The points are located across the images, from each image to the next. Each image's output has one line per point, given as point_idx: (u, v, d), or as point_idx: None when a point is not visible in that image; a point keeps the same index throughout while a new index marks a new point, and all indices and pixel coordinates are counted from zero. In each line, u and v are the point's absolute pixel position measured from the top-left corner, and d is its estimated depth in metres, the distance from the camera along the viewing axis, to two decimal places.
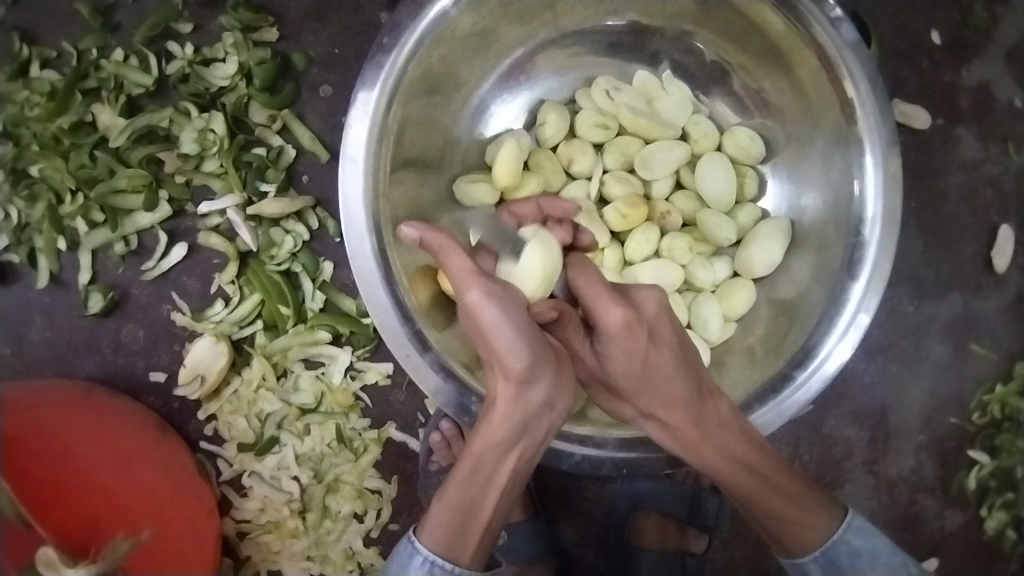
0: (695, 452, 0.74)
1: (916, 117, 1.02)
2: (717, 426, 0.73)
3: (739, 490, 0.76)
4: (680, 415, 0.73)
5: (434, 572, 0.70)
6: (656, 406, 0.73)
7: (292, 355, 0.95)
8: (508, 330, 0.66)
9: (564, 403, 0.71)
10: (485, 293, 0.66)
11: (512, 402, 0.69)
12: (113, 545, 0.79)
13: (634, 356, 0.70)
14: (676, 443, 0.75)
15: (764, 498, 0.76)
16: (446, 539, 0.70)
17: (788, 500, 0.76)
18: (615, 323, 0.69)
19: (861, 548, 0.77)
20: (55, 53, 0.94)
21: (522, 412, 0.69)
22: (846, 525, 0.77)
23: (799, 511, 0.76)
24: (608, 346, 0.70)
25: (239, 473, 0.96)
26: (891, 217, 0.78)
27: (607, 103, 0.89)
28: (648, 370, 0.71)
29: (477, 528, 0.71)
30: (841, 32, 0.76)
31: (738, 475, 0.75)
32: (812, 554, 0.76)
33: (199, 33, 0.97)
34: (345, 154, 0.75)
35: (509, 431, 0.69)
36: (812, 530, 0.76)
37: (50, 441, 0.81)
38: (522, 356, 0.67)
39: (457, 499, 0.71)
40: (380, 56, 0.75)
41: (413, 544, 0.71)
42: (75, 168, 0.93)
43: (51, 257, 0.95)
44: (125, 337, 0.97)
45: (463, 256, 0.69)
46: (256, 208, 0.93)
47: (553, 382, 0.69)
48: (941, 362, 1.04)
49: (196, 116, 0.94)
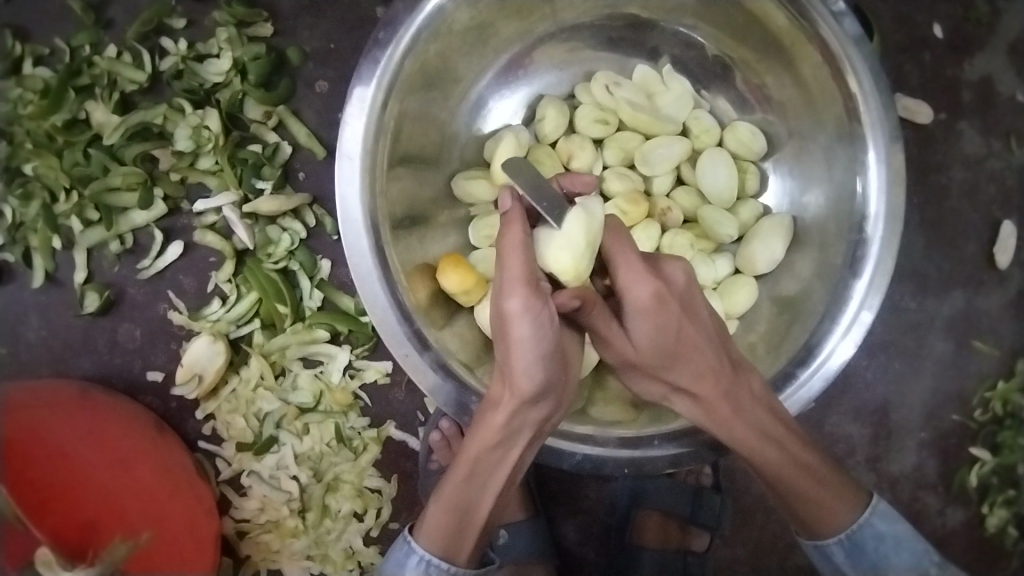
0: (726, 428, 0.73)
1: (919, 111, 1.01)
2: (750, 399, 0.73)
3: (769, 467, 0.75)
4: (711, 388, 0.72)
5: (428, 571, 0.72)
6: (688, 378, 0.73)
7: (290, 354, 0.95)
8: (533, 349, 0.64)
9: (557, 411, 0.72)
10: (530, 304, 0.62)
11: (514, 416, 0.68)
12: (112, 548, 0.79)
13: (667, 329, 0.70)
14: (706, 419, 0.74)
15: (794, 475, 0.74)
16: (441, 540, 0.71)
17: (815, 479, 0.75)
18: (647, 296, 0.68)
19: (885, 533, 0.76)
20: (48, 50, 0.93)
21: (521, 424, 0.69)
22: (871, 508, 0.76)
23: (827, 491, 0.75)
24: (638, 321, 0.70)
25: (238, 473, 0.96)
26: (895, 214, 0.77)
27: (607, 99, 0.88)
28: (679, 343, 0.71)
29: (473, 529, 0.72)
30: (844, 27, 0.75)
31: (768, 450, 0.74)
32: (839, 536, 0.75)
33: (193, 28, 0.96)
34: (342, 152, 0.74)
35: (507, 440, 0.69)
36: (836, 511, 0.75)
37: (45, 443, 0.80)
38: (537, 376, 0.66)
39: (453, 502, 0.71)
40: (376, 52, 0.74)
41: (409, 544, 0.72)
42: (69, 166, 0.92)
43: (46, 256, 0.94)
44: (121, 336, 0.97)
45: (522, 254, 0.63)
46: (253, 206, 0.91)
47: (555, 396, 0.70)
48: (943, 358, 1.03)
49: (190, 113, 0.93)
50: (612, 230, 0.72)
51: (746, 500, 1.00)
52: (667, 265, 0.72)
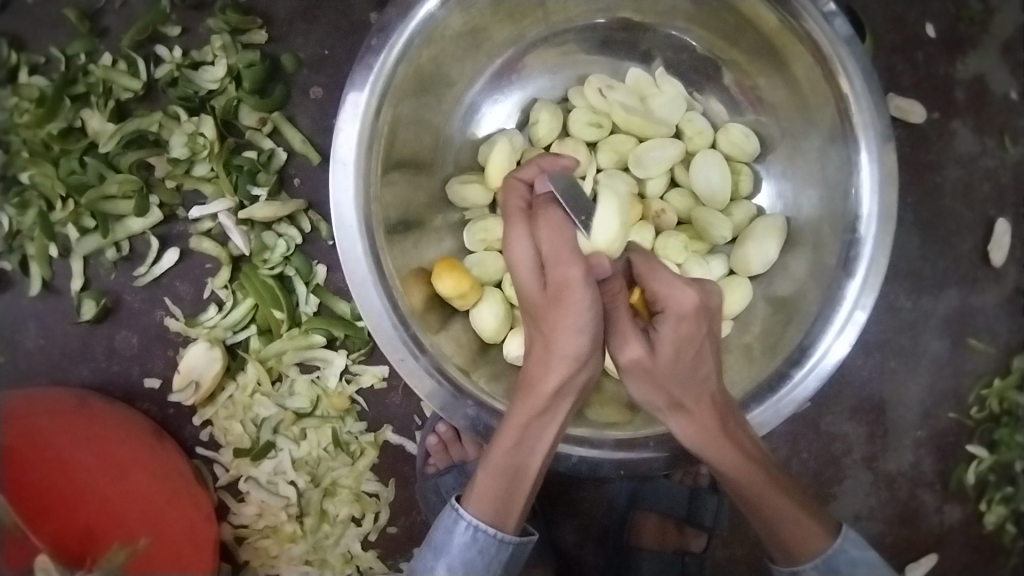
0: (719, 446, 0.72)
1: (912, 111, 1.01)
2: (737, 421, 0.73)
3: (750, 487, 0.74)
4: (711, 403, 0.72)
5: (476, 538, 0.71)
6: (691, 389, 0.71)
7: (287, 359, 0.95)
8: (590, 315, 0.67)
9: (597, 370, 0.73)
10: (586, 274, 0.66)
11: (567, 378, 0.69)
12: (109, 555, 0.79)
13: (690, 344, 0.70)
14: (697, 434, 0.72)
15: (769, 493, 0.74)
16: (490, 504, 0.71)
17: (790, 498, 0.74)
18: (691, 305, 0.69)
19: (859, 558, 0.74)
20: (43, 59, 0.94)
21: (570, 386, 0.70)
22: (845, 535, 0.75)
23: (801, 514, 0.74)
24: (670, 326, 0.69)
25: (236, 478, 0.96)
26: (887, 214, 0.77)
27: (601, 102, 0.88)
28: (694, 361, 0.71)
29: (522, 492, 0.72)
30: (835, 27, 0.75)
31: (749, 469, 0.74)
32: (814, 562, 0.73)
33: (187, 36, 0.96)
34: (336, 157, 0.74)
35: (557, 402, 0.70)
36: (811, 537, 0.74)
37: (43, 449, 0.80)
38: (588, 337, 0.68)
39: (502, 468, 0.71)
40: (369, 58, 0.75)
41: (457, 511, 0.71)
42: (65, 174, 0.92)
43: (43, 264, 0.94)
44: (118, 343, 0.97)
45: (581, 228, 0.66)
46: (248, 213, 0.92)
47: (599, 357, 0.71)
48: (939, 356, 1.04)
49: (185, 121, 0.93)
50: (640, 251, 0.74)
51: None
52: (709, 292, 0.72)
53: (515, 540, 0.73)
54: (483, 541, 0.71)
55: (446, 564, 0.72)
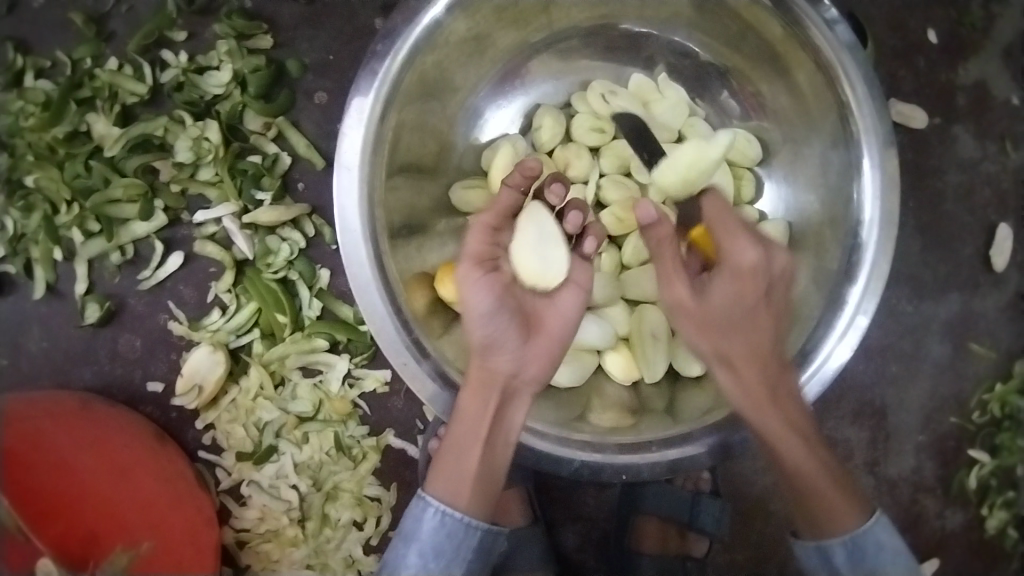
0: (758, 406, 0.75)
1: (913, 116, 1.02)
2: (787, 393, 0.75)
3: (788, 457, 0.77)
4: (755, 367, 0.75)
5: (445, 522, 0.70)
6: (736, 344, 0.75)
7: (290, 363, 0.95)
8: (482, 305, 0.72)
9: (531, 369, 0.75)
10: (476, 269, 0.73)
11: (477, 367, 0.74)
12: (112, 558, 0.79)
13: (743, 300, 0.74)
14: (738, 392, 0.76)
15: (804, 465, 0.76)
16: (447, 483, 0.72)
17: (824, 471, 0.76)
18: (747, 261, 0.73)
19: (885, 542, 0.76)
20: (49, 63, 0.95)
21: (487, 376, 0.74)
22: (874, 519, 0.76)
23: (832, 488, 0.76)
24: (725, 282, 0.74)
25: (238, 482, 0.96)
26: (889, 219, 0.77)
27: (603, 108, 0.89)
28: (749, 317, 0.75)
29: (474, 475, 0.72)
30: (836, 33, 0.76)
31: (791, 440, 0.76)
32: (841, 539, 0.75)
33: (193, 41, 0.97)
34: (340, 162, 0.75)
35: (477, 394, 0.73)
36: (839, 511, 0.76)
37: (45, 452, 0.80)
38: (488, 327, 0.73)
39: (449, 450, 0.73)
40: (374, 63, 0.75)
41: (422, 497, 0.72)
42: (70, 178, 0.93)
43: (47, 267, 0.95)
44: (122, 346, 0.97)
45: (478, 235, 0.74)
46: (252, 218, 0.93)
47: (516, 346, 0.74)
48: (941, 361, 1.04)
49: (190, 125, 0.94)
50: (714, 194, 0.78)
51: (744, 503, 1.00)
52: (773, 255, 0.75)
53: (485, 526, 0.72)
54: (452, 525, 0.71)
55: (418, 550, 0.71)
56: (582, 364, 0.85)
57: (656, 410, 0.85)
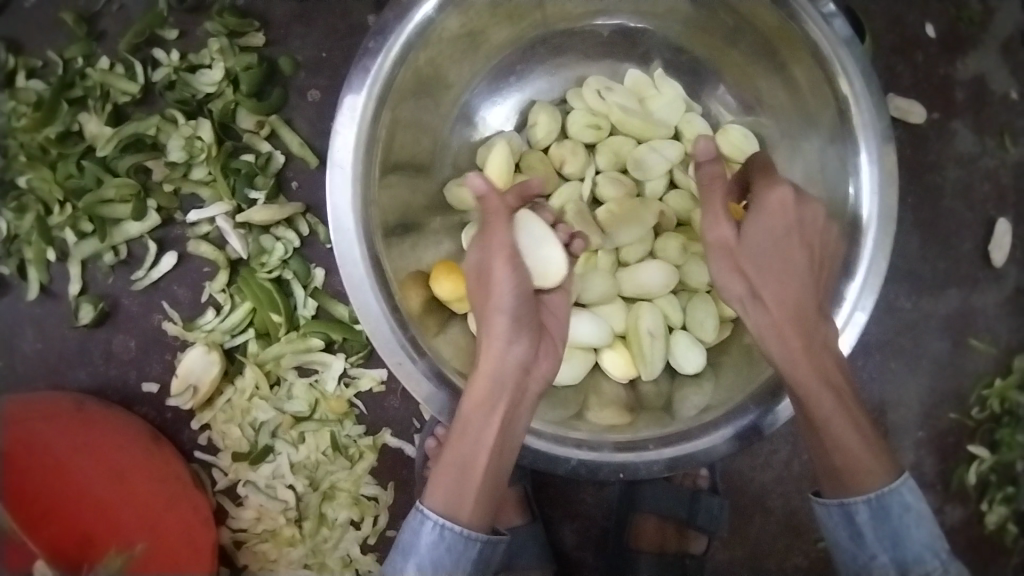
0: (791, 346, 0.74)
1: (911, 111, 1.01)
2: (823, 346, 0.74)
3: (817, 409, 0.73)
4: (790, 311, 0.75)
5: (443, 536, 0.69)
6: (773, 286, 0.76)
7: (285, 363, 0.94)
8: (508, 289, 0.74)
9: (539, 369, 0.76)
10: (496, 254, 0.74)
11: (494, 359, 0.73)
12: (106, 561, 0.78)
13: (778, 235, 0.76)
14: (769, 327, 0.76)
15: (832, 418, 0.73)
16: (445, 496, 0.70)
17: (852, 429, 0.73)
18: (774, 200, 0.76)
19: (912, 504, 0.72)
20: (41, 63, 0.94)
21: (504, 371, 0.73)
22: (902, 479, 0.72)
23: (858, 445, 0.73)
24: (763, 219, 0.76)
25: (235, 482, 0.96)
26: (888, 215, 0.76)
27: (599, 103, 0.88)
28: (780, 257, 0.76)
29: (476, 485, 0.71)
30: (834, 28, 0.75)
31: (819, 390, 0.73)
32: (866, 495, 0.72)
33: (185, 39, 0.96)
34: (333, 161, 0.74)
35: (493, 388, 0.72)
36: (864, 472, 0.72)
37: (43, 454, 0.80)
38: (509, 312, 0.74)
39: (451, 459, 0.71)
40: (366, 61, 0.74)
41: (421, 511, 0.70)
42: (62, 178, 0.92)
43: (41, 268, 0.94)
44: (116, 347, 0.97)
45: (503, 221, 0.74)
46: (245, 216, 0.92)
47: (528, 340, 0.75)
48: (940, 357, 1.03)
49: (182, 124, 0.93)
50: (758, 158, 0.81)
51: (742, 501, 1.00)
52: (806, 204, 0.76)
53: (484, 537, 0.70)
54: (450, 539, 0.69)
55: (416, 563, 0.69)
56: (580, 362, 0.85)
57: (655, 408, 0.84)
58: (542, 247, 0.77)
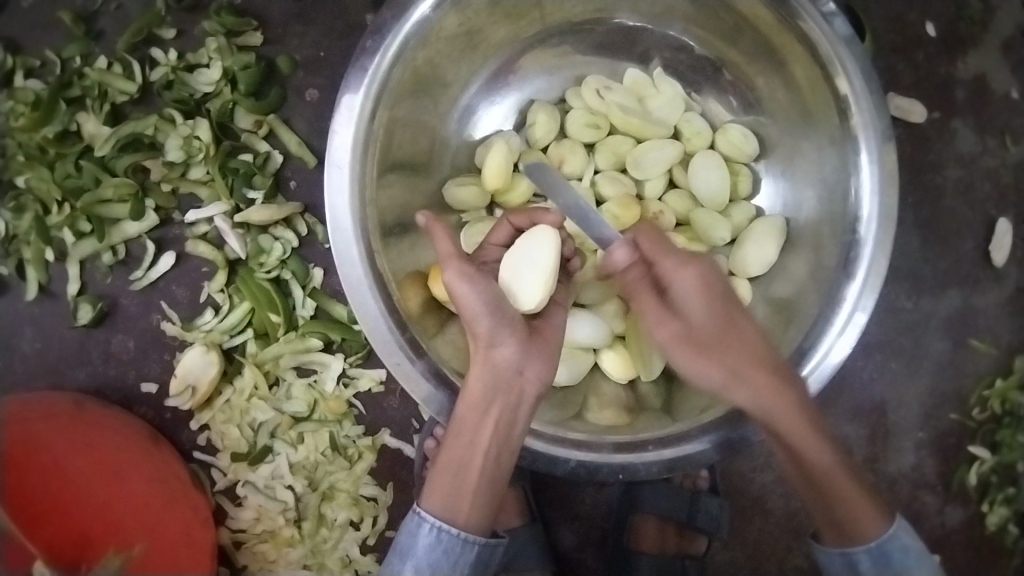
0: (784, 408, 0.71)
1: (911, 111, 1.00)
2: (801, 388, 0.73)
3: (812, 459, 0.73)
4: (767, 366, 0.72)
5: (440, 539, 0.69)
6: (739, 354, 0.73)
7: (284, 363, 0.94)
8: (478, 300, 0.69)
9: (533, 369, 0.73)
10: (461, 271, 0.69)
11: (482, 365, 0.71)
12: (105, 561, 0.79)
13: (713, 304, 0.73)
14: (764, 399, 0.72)
15: (833, 470, 0.73)
16: (442, 500, 0.70)
17: (851, 479, 0.73)
18: (695, 274, 0.72)
19: (910, 545, 0.73)
20: (39, 62, 0.93)
21: (494, 376, 0.71)
22: (897, 522, 0.74)
23: (858, 493, 0.73)
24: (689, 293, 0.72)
25: (234, 483, 0.95)
26: (888, 214, 0.76)
27: (598, 103, 0.88)
28: (727, 331, 0.73)
29: (472, 488, 0.71)
30: (835, 27, 0.74)
31: (811, 440, 0.73)
32: (869, 543, 0.72)
33: (182, 38, 0.96)
34: (331, 161, 0.74)
35: (483, 393, 0.71)
36: (868, 516, 0.73)
37: (40, 455, 0.80)
38: (488, 319, 0.70)
39: (448, 462, 0.71)
40: (363, 60, 0.74)
41: (418, 514, 0.70)
42: (60, 178, 0.92)
43: (39, 268, 0.94)
44: (115, 348, 0.96)
45: (450, 239, 0.70)
46: (244, 216, 0.92)
47: (518, 340, 0.72)
48: (941, 357, 1.03)
49: (180, 123, 0.93)
50: (642, 229, 0.73)
51: (742, 502, 1.00)
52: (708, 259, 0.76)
53: (482, 541, 0.71)
54: (447, 542, 0.69)
55: (413, 565, 0.70)
56: (578, 363, 0.84)
57: (654, 409, 0.84)
58: (529, 273, 0.74)
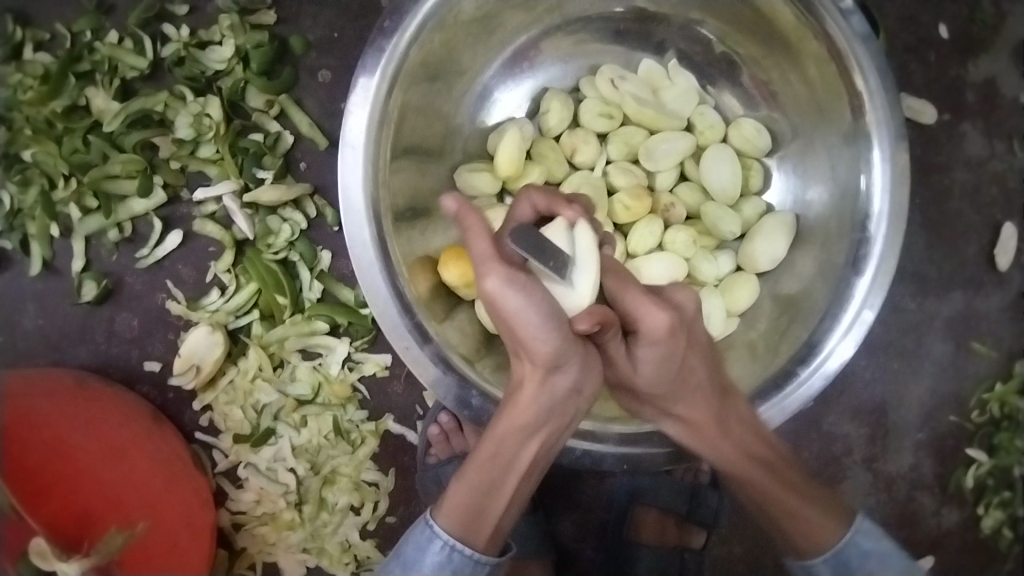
0: (717, 445, 0.74)
1: (923, 112, 1.00)
2: (738, 421, 0.73)
3: (752, 480, 0.75)
4: (701, 411, 0.73)
5: (451, 559, 0.67)
6: (678, 403, 0.73)
7: (289, 345, 0.94)
8: (537, 317, 0.62)
9: (591, 388, 0.69)
10: (508, 278, 0.61)
11: (541, 386, 0.66)
12: (107, 538, 0.78)
13: (671, 361, 0.69)
14: (696, 437, 0.74)
15: (777, 495, 0.74)
16: (463, 520, 0.68)
17: (800, 496, 0.74)
18: (661, 326, 0.66)
19: (870, 550, 0.74)
20: (48, 36, 0.92)
21: (554, 399, 0.67)
22: (856, 527, 0.74)
23: (811, 510, 0.74)
24: (648, 350, 0.68)
25: (235, 464, 0.95)
26: (898, 213, 0.76)
27: (612, 93, 0.87)
28: (682, 374, 0.70)
29: (499, 509, 0.69)
30: (851, 24, 0.74)
31: (748, 466, 0.74)
32: (824, 555, 0.73)
33: (195, 15, 0.95)
34: (345, 141, 0.73)
35: (537, 414, 0.67)
36: (822, 529, 0.74)
37: (44, 430, 0.79)
38: (551, 341, 0.63)
39: (481, 480, 0.68)
40: (380, 41, 0.73)
41: (431, 527, 0.68)
42: (67, 153, 0.91)
43: (44, 244, 0.93)
44: (119, 325, 0.96)
45: (486, 234, 0.62)
46: (253, 196, 0.91)
47: (581, 362, 0.67)
48: (943, 359, 1.03)
49: (191, 101, 0.92)
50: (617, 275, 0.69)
51: None
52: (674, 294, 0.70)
53: (494, 561, 0.69)
54: (458, 562, 0.67)
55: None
56: None
57: None
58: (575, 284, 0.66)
